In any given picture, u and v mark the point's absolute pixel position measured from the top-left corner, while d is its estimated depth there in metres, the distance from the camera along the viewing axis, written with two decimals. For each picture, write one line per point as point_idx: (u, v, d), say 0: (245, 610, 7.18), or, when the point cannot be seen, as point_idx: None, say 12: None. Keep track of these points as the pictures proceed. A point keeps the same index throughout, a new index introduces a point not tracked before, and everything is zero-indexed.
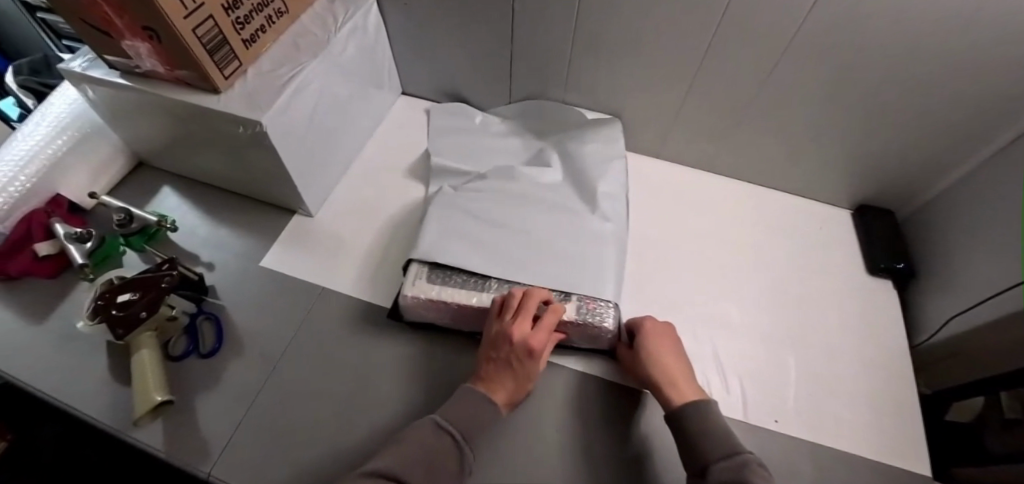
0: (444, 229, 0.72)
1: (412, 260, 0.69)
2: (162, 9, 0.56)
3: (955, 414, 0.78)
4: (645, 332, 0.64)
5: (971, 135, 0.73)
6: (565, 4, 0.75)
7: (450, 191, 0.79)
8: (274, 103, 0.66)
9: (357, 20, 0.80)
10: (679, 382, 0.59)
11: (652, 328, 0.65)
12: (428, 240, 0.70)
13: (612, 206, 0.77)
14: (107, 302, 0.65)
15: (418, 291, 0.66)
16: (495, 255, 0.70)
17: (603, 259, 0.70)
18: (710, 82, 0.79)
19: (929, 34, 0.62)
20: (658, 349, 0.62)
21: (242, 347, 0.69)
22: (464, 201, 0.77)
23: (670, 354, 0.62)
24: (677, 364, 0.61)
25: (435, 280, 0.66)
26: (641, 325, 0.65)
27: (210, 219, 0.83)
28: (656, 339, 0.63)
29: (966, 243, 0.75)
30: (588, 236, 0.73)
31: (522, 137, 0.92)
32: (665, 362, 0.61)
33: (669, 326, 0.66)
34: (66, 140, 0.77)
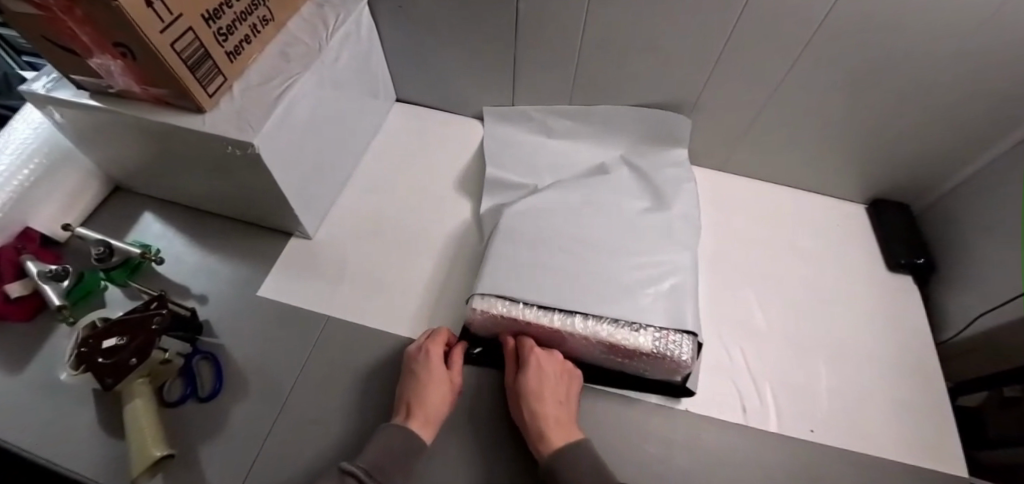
0: (502, 252, 0.68)
1: (476, 290, 0.65)
2: (135, 24, 0.50)
3: (965, 401, 0.76)
4: (531, 369, 0.60)
5: (987, 131, 0.72)
6: (571, 10, 0.70)
7: (519, 208, 0.74)
8: (265, 123, 0.61)
9: (349, 27, 0.74)
10: (550, 434, 0.56)
11: (541, 365, 0.61)
12: (489, 273, 0.66)
13: (687, 234, 0.73)
14: (91, 350, 0.58)
15: (487, 305, 0.64)
16: (557, 282, 0.66)
17: (637, 277, 0.67)
18: (725, 83, 0.76)
19: (953, 33, 0.60)
20: (536, 399, 0.58)
21: (245, 388, 0.64)
22: (530, 223, 0.72)
23: (555, 401, 0.59)
24: (553, 414, 0.58)
25: (506, 296, 0.64)
26: (526, 363, 0.60)
27: (199, 247, 0.77)
28: (545, 382, 0.59)
29: (986, 238, 0.74)
30: (662, 272, 0.68)
31: (581, 148, 0.88)
32: (542, 414, 0.57)
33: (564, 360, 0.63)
34: (33, 170, 0.70)
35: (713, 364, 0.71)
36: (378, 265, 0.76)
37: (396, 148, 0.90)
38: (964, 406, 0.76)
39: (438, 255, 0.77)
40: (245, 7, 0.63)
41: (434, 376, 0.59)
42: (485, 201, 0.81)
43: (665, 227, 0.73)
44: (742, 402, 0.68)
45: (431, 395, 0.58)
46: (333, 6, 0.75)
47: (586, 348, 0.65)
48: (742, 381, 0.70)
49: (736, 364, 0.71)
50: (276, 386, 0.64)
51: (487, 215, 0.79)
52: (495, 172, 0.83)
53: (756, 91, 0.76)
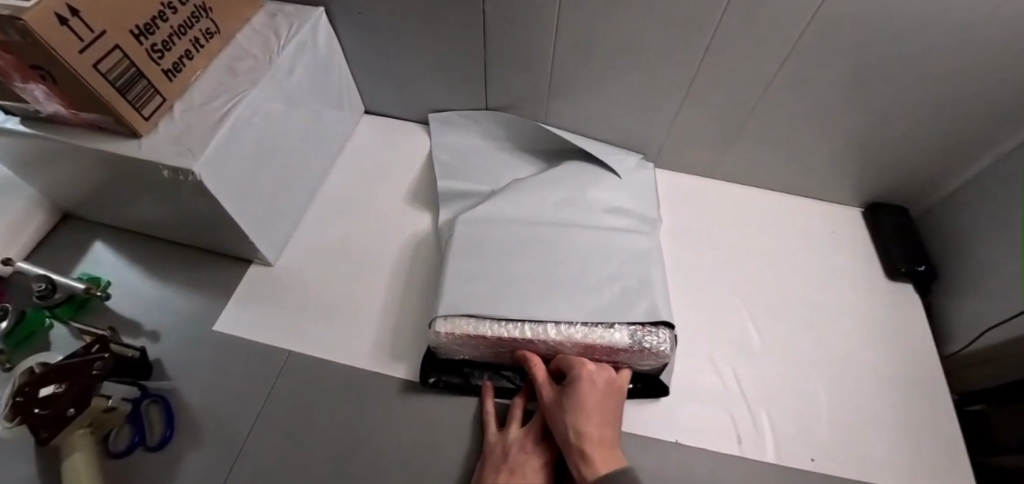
0: (465, 272, 0.62)
1: (437, 315, 0.59)
2: (48, 46, 0.45)
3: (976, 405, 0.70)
4: (580, 384, 0.53)
5: (992, 129, 0.67)
6: (542, 13, 0.65)
7: (473, 215, 0.68)
8: (208, 144, 0.56)
9: (304, 36, 0.69)
10: (593, 456, 0.48)
11: (591, 380, 0.54)
12: (452, 293, 0.60)
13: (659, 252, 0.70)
14: (27, 400, 0.53)
15: (451, 327, 0.58)
16: (530, 295, 0.60)
17: (610, 282, 0.62)
18: (710, 86, 0.71)
19: (951, 26, 0.56)
20: (582, 415, 0.51)
21: (198, 433, 0.59)
22: (491, 233, 0.66)
23: (600, 421, 0.51)
24: (598, 436, 0.50)
25: (471, 314, 0.58)
26: (576, 377, 0.54)
27: (153, 277, 0.72)
28: (590, 399, 0.52)
29: (990, 242, 0.69)
30: (652, 287, 0.62)
31: (540, 153, 0.82)
32: (586, 431, 0.50)
33: (611, 373, 0.56)
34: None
35: (704, 389, 0.66)
36: (344, 292, 0.71)
37: (364, 163, 0.85)
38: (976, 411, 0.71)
39: (408, 280, 0.72)
40: (182, 21, 0.58)
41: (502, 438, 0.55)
42: (441, 214, 0.76)
43: (649, 242, 0.68)
44: (736, 432, 0.63)
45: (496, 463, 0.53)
46: (287, 16, 0.70)
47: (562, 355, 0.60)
48: (735, 407, 0.65)
49: (727, 388, 0.66)
50: (231, 431, 0.60)
51: (445, 229, 0.73)
52: (450, 181, 0.78)
53: (745, 94, 0.71)
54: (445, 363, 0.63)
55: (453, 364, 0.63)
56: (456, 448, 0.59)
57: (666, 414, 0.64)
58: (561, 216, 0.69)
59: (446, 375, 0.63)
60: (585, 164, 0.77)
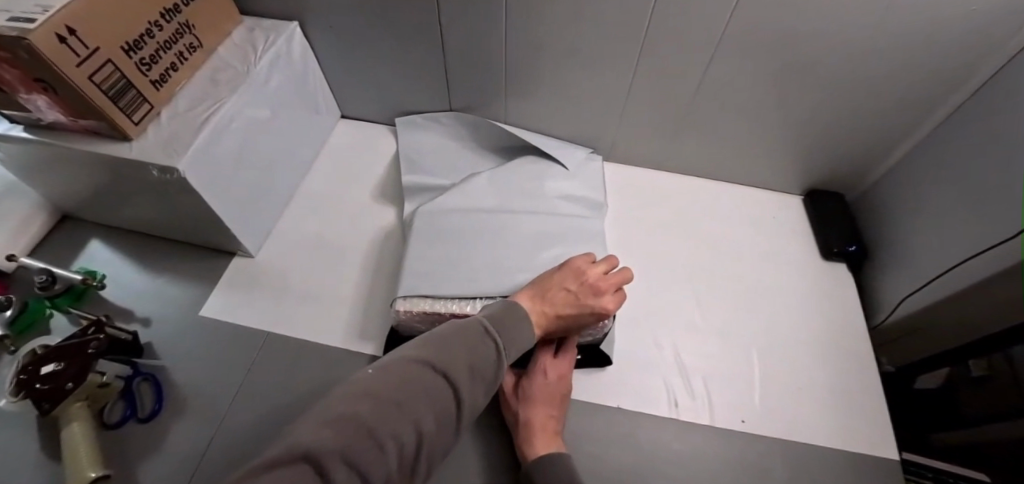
0: (426, 258, 0.69)
1: (398, 296, 0.65)
2: (49, 60, 0.52)
3: (925, 383, 0.76)
4: (536, 378, 0.63)
5: (909, 116, 0.74)
6: (493, 21, 0.73)
7: (430, 207, 0.75)
8: (193, 145, 0.63)
9: (280, 47, 0.76)
10: (536, 440, 0.59)
11: (549, 374, 0.64)
12: (414, 275, 0.67)
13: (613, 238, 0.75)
14: (30, 376, 0.59)
15: (411, 306, 0.64)
16: (484, 278, 0.67)
17: (556, 261, 0.69)
18: (651, 85, 0.78)
19: (848, 24, 0.63)
20: (532, 405, 0.62)
21: (185, 406, 0.65)
22: (450, 223, 0.73)
23: (547, 410, 0.62)
24: (543, 423, 0.61)
25: (429, 294, 0.65)
26: (534, 370, 0.64)
27: (144, 271, 0.78)
28: (542, 391, 0.63)
29: (910, 220, 0.76)
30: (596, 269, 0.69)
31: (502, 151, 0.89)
32: (533, 420, 0.60)
33: (565, 368, 0.65)
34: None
35: (647, 359, 0.72)
36: (318, 280, 0.77)
37: (338, 164, 0.92)
38: (925, 388, 0.76)
39: (378, 268, 0.79)
40: (168, 36, 0.66)
41: (559, 282, 0.60)
42: (406, 207, 0.83)
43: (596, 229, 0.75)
44: (675, 397, 0.69)
45: (540, 296, 0.59)
46: (264, 30, 0.78)
47: None
48: (677, 376, 0.71)
49: (669, 359, 0.72)
50: (216, 404, 0.66)
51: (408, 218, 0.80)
52: (413, 177, 0.85)
53: (684, 91, 0.78)
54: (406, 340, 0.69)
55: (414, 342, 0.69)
56: None
57: (614, 387, 0.70)
58: (511, 206, 0.76)
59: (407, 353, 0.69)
60: (537, 157, 0.84)
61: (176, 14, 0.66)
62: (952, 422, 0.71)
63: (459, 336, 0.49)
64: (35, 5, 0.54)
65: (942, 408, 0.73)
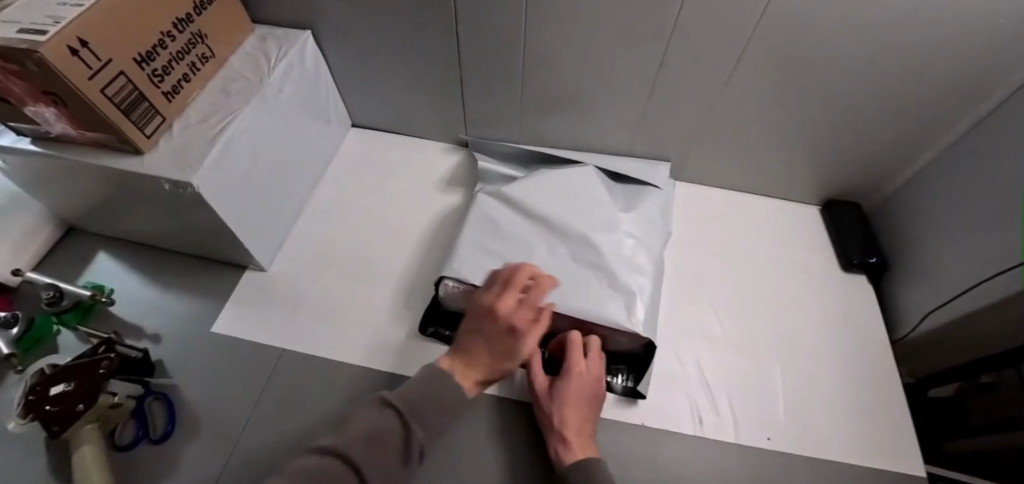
0: (464, 269, 0.70)
1: (445, 276, 0.69)
2: (60, 73, 0.50)
3: (939, 391, 0.74)
4: (571, 380, 0.61)
5: (929, 126, 0.73)
6: (511, 29, 0.72)
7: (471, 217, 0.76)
8: (206, 158, 0.61)
9: (293, 57, 0.75)
10: (574, 444, 0.57)
11: (581, 378, 0.61)
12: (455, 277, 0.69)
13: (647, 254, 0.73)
14: (39, 397, 0.58)
15: (459, 280, 0.69)
16: None
17: (592, 279, 0.70)
18: (670, 95, 0.77)
19: (874, 35, 0.62)
20: (568, 407, 0.59)
21: (198, 427, 0.64)
22: (484, 240, 0.73)
23: (584, 414, 0.60)
24: (579, 425, 0.59)
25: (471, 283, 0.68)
26: (568, 372, 0.61)
27: (154, 285, 0.77)
28: (577, 394, 0.60)
29: (931, 232, 0.75)
30: (627, 282, 0.69)
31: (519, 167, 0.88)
32: (568, 422, 0.59)
33: (600, 372, 0.63)
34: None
35: (669, 375, 0.71)
36: (333, 294, 0.76)
37: (350, 174, 0.90)
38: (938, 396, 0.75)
39: (393, 281, 0.78)
40: (180, 47, 0.64)
41: (469, 332, 0.53)
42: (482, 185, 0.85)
43: (627, 237, 0.74)
44: (698, 414, 0.68)
45: (478, 348, 0.52)
46: (276, 39, 0.76)
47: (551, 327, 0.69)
48: (700, 392, 0.70)
49: (691, 374, 0.71)
50: (230, 423, 0.64)
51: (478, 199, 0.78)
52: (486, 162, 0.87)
53: (701, 100, 0.77)
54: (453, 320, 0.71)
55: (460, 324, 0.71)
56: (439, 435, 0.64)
57: (637, 404, 0.68)
58: (544, 209, 0.75)
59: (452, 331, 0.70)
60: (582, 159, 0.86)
61: (188, 23, 0.65)
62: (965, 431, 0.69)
63: (417, 387, 0.50)
64: (45, 16, 0.52)
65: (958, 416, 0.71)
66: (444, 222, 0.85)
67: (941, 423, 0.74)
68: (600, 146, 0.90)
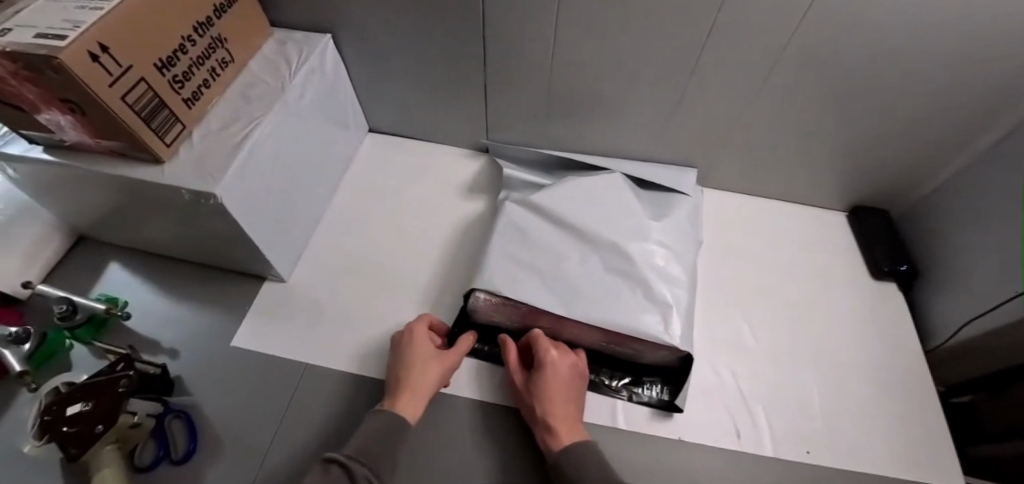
0: (496, 279, 0.68)
1: (475, 289, 0.67)
2: (80, 80, 0.48)
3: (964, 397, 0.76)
4: (546, 371, 0.61)
5: (962, 133, 0.72)
6: (541, 32, 0.70)
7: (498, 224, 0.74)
8: (229, 169, 0.59)
9: (314, 62, 0.73)
10: (559, 431, 0.57)
11: (554, 366, 0.61)
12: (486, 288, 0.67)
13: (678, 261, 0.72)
14: (55, 418, 0.55)
15: (490, 293, 0.67)
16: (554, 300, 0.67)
17: (626, 288, 0.68)
18: (699, 100, 0.76)
19: (915, 41, 0.61)
20: (548, 400, 0.59)
21: (221, 446, 0.62)
22: (514, 249, 0.71)
23: (566, 401, 0.60)
24: (563, 414, 0.59)
25: (502, 294, 0.67)
26: (542, 364, 0.62)
27: (169, 297, 0.74)
28: (554, 383, 0.60)
29: (964, 240, 0.74)
30: (661, 294, 0.68)
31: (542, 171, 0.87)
32: (551, 414, 0.58)
33: (574, 363, 0.63)
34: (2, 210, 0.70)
35: (703, 387, 0.70)
36: (355, 306, 0.74)
37: (370, 181, 0.88)
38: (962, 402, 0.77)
39: (417, 292, 0.76)
40: (201, 51, 0.62)
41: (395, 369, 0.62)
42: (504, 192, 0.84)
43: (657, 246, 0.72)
44: (734, 427, 0.67)
45: (422, 374, 0.60)
46: (296, 43, 0.74)
47: (585, 339, 0.68)
48: (735, 405, 0.69)
49: (725, 386, 0.70)
50: (255, 442, 0.62)
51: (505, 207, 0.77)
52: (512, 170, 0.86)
53: (730, 106, 0.76)
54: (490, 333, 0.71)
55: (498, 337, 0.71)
56: (470, 454, 0.62)
57: (672, 418, 0.67)
58: (573, 217, 0.73)
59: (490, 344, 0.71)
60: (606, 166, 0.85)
61: (209, 27, 0.62)
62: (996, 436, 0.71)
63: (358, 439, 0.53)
64: (64, 20, 0.50)
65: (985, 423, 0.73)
66: (467, 231, 0.83)
67: (963, 428, 0.76)
68: (623, 151, 0.88)
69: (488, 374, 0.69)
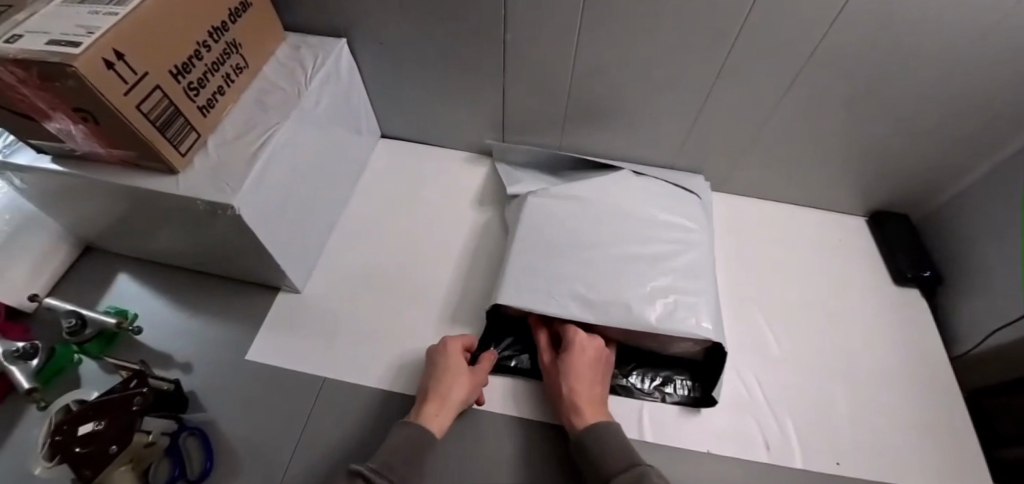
0: (523, 287, 0.66)
1: (497, 303, 0.65)
2: (95, 88, 0.46)
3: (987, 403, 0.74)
4: (573, 350, 0.61)
5: (988, 139, 0.71)
6: (562, 37, 0.68)
7: (521, 231, 0.72)
8: (246, 179, 0.57)
9: (329, 67, 0.71)
10: (583, 410, 0.58)
11: (581, 347, 0.62)
12: (513, 299, 0.65)
13: (699, 260, 0.71)
14: (67, 437, 0.52)
15: (517, 303, 0.64)
16: (585, 303, 0.64)
17: (655, 286, 0.67)
18: (722, 105, 0.75)
19: (946, 46, 0.60)
20: (575, 378, 0.60)
21: (238, 464, 0.60)
22: (539, 252, 0.69)
23: (591, 381, 0.60)
24: (588, 393, 0.59)
25: (530, 303, 0.64)
26: (570, 343, 0.62)
27: (181, 308, 0.72)
28: (580, 362, 0.61)
29: (989, 246, 0.73)
30: (686, 295, 0.66)
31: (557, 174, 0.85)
32: (577, 392, 0.59)
33: (601, 345, 0.63)
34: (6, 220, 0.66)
35: (729, 398, 0.68)
36: (372, 317, 0.72)
37: (383, 188, 0.87)
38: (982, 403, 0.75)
39: (436, 302, 0.74)
40: (215, 57, 0.60)
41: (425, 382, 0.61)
42: (515, 188, 0.81)
43: (678, 249, 0.71)
44: (762, 439, 0.65)
45: (452, 388, 0.59)
46: (311, 48, 0.72)
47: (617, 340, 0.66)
48: (762, 415, 0.67)
49: (751, 397, 0.69)
50: (273, 460, 0.60)
51: (527, 212, 0.74)
52: (515, 187, 0.81)
53: (752, 111, 0.75)
54: (510, 334, 0.71)
55: (519, 338, 0.71)
56: (496, 470, 0.61)
57: (698, 430, 0.66)
58: (593, 224, 0.72)
59: (511, 347, 0.70)
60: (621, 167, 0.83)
61: (224, 32, 0.61)
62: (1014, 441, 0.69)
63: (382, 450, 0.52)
64: (77, 26, 0.48)
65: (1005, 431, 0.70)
66: (484, 238, 0.82)
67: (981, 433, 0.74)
68: (641, 156, 0.87)
69: (509, 386, 0.68)
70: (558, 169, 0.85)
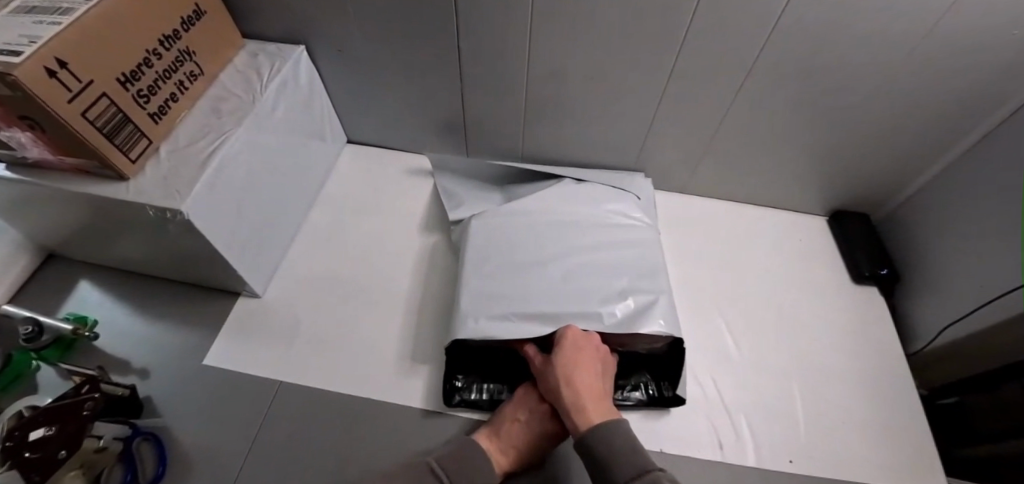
0: (481, 298, 0.66)
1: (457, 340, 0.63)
2: (35, 96, 0.46)
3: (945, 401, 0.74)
4: (567, 347, 0.60)
5: (939, 136, 0.72)
6: (515, 41, 0.69)
7: (477, 234, 0.74)
8: (197, 184, 0.57)
9: (286, 74, 0.72)
10: (589, 409, 0.55)
11: (575, 343, 0.60)
12: (470, 308, 0.65)
13: (652, 254, 0.73)
14: (16, 443, 0.52)
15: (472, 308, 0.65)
16: (538, 300, 0.66)
17: (609, 282, 0.68)
18: (677, 107, 0.76)
19: (888, 46, 0.61)
20: (572, 373, 0.58)
21: (191, 468, 0.60)
22: (494, 257, 0.70)
23: (594, 378, 0.58)
24: (588, 387, 0.57)
25: (486, 306, 0.65)
26: (562, 340, 0.60)
27: (142, 315, 0.73)
28: (578, 361, 0.59)
29: (943, 243, 0.74)
30: (640, 290, 0.67)
31: (505, 190, 0.83)
32: (577, 389, 0.57)
33: (592, 339, 0.62)
34: None
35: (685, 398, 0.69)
36: (332, 322, 0.73)
37: (348, 195, 0.88)
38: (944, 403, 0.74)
39: (398, 304, 0.76)
40: (167, 65, 0.61)
41: (505, 416, 0.61)
42: (459, 213, 0.80)
43: (632, 248, 0.73)
44: (717, 437, 0.66)
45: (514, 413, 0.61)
46: (269, 56, 0.73)
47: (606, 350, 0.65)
48: (716, 415, 0.68)
49: (708, 397, 0.69)
50: (226, 465, 0.60)
51: (482, 217, 0.76)
52: (459, 212, 0.80)
53: (707, 115, 0.76)
54: (467, 363, 0.68)
55: (482, 369, 0.69)
56: None
57: (652, 427, 0.66)
58: (545, 228, 0.74)
59: (474, 380, 0.68)
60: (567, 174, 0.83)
61: (175, 40, 0.61)
62: (972, 439, 0.69)
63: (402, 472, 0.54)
64: (19, 35, 0.49)
65: (960, 428, 0.70)
66: (448, 241, 0.83)
67: (941, 432, 0.73)
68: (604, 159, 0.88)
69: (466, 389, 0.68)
70: (502, 185, 0.84)
